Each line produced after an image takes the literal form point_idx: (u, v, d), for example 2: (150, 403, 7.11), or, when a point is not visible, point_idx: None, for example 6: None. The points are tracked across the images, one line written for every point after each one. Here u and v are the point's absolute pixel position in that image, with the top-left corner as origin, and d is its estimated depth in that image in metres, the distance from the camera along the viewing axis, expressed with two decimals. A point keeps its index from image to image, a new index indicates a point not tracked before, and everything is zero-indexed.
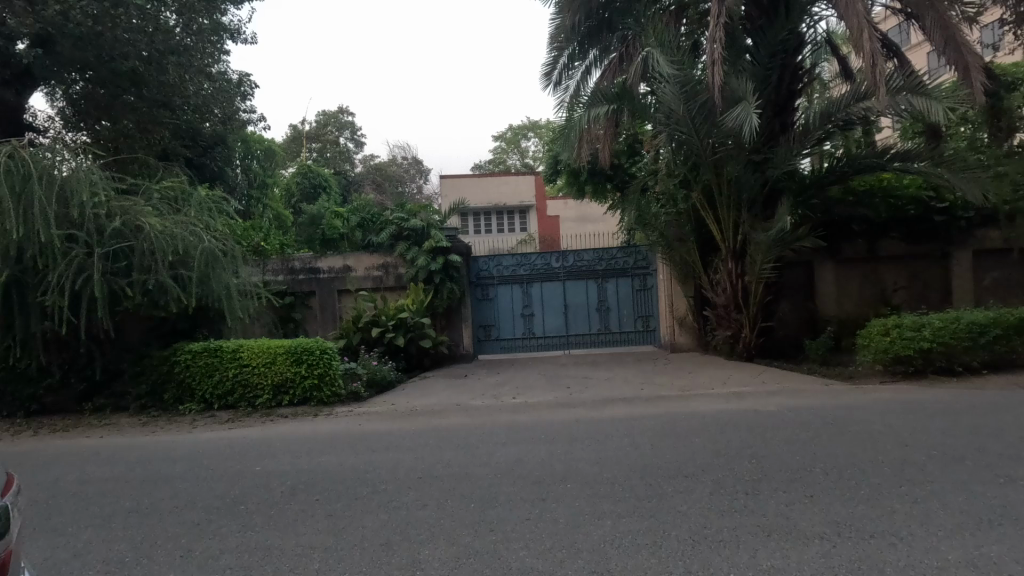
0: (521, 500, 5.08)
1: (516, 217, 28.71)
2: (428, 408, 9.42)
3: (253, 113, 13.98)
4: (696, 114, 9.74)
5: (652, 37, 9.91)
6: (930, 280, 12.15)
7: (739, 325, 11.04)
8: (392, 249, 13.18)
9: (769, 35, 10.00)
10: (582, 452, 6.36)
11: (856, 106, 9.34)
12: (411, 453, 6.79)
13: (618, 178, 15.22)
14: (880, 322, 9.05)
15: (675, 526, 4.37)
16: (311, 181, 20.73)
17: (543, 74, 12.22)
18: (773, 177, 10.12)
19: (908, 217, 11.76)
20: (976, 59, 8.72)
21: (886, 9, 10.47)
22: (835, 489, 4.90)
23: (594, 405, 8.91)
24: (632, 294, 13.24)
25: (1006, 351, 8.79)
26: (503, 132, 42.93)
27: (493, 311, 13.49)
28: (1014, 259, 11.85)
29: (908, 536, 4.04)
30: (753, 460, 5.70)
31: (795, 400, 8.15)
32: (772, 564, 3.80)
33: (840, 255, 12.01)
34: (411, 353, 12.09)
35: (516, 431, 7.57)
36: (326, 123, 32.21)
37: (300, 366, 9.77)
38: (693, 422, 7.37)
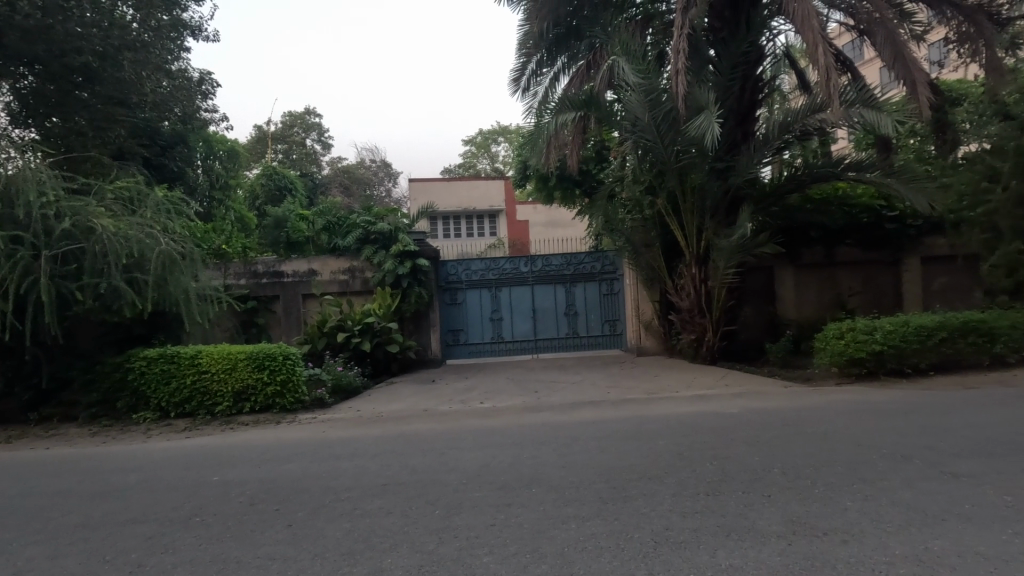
0: (486, 505, 5.07)
1: (485, 222, 28.70)
2: (395, 414, 9.31)
3: (216, 112, 13.63)
4: (660, 123, 9.96)
5: (618, 46, 10.11)
6: (883, 286, 12.66)
7: (703, 329, 11.29)
8: (359, 252, 13.02)
9: (732, 47, 10.30)
10: (549, 457, 6.37)
11: (812, 118, 9.68)
12: (377, 460, 6.71)
13: (586, 184, 15.43)
14: (836, 326, 9.38)
15: (639, 528, 4.42)
16: (276, 183, 20.30)
17: (512, 80, 12.36)
18: (735, 185, 10.39)
19: (862, 225, 12.25)
20: (923, 75, 9.11)
21: (840, 25, 10.90)
22: (793, 488, 5.05)
23: (562, 410, 8.94)
24: (600, 298, 13.38)
25: (951, 353, 9.21)
26: (472, 136, 43.02)
27: (462, 316, 13.44)
28: (959, 266, 12.44)
29: (860, 533, 4.19)
30: (715, 461, 5.83)
31: (756, 403, 8.37)
32: (731, 563, 3.88)
33: (799, 261, 12.41)
34: (378, 359, 11.95)
35: (482, 436, 7.55)
36: (293, 123, 31.63)
37: (262, 372, 9.52)
38: (658, 425, 7.49)
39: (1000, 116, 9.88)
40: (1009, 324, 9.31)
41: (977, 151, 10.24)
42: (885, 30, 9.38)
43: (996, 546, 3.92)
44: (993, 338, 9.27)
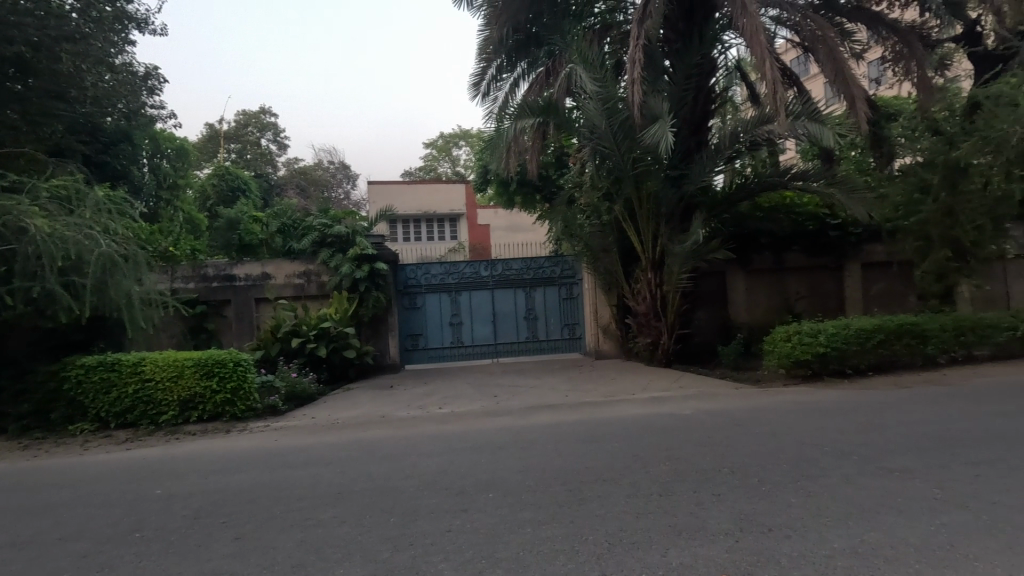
0: (442, 511, 5.03)
1: (446, 226, 28.54)
2: (351, 421, 9.14)
3: (163, 109, 13.08)
4: (616, 131, 10.20)
5: (576, 54, 10.28)
6: (827, 290, 13.29)
7: (659, 332, 11.57)
8: (315, 256, 12.73)
9: (685, 58, 10.59)
10: (506, 461, 6.38)
11: (760, 129, 10.07)
12: (332, 468, 6.56)
13: (546, 189, 15.61)
14: (783, 329, 9.78)
15: (593, 530, 4.49)
16: (229, 184, 19.62)
17: (472, 84, 12.43)
18: (689, 193, 10.70)
19: (807, 233, 12.80)
20: (861, 92, 9.63)
21: (787, 41, 11.37)
22: (740, 487, 5.23)
23: (520, 414, 8.97)
24: (559, 302, 13.51)
25: (887, 354, 9.73)
26: (434, 139, 42.78)
27: (421, 320, 13.32)
28: (895, 271, 13.18)
29: (801, 528, 4.37)
30: (668, 462, 5.98)
31: (707, 404, 8.62)
32: (681, 561, 3.98)
33: (750, 266, 12.87)
34: (335, 364, 11.71)
35: (440, 442, 7.49)
36: (246, 122, 30.61)
37: (211, 379, 9.17)
38: (615, 427, 7.62)
39: (930, 132, 10.52)
40: (940, 326, 9.90)
41: (909, 163, 10.87)
42: (827, 47, 9.85)
43: (924, 537, 4.16)
44: (925, 339, 9.84)
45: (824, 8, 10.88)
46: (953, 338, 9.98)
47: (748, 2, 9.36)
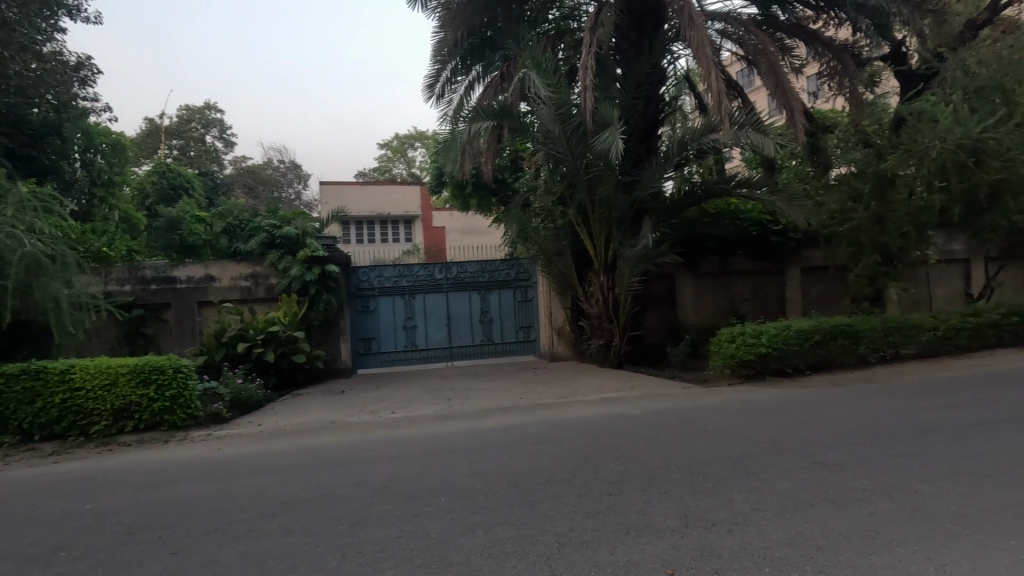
0: (393, 517, 4.96)
1: (400, 228, 28.22)
2: (300, 427, 8.87)
3: (96, 101, 12.38)
4: (569, 136, 10.37)
5: (530, 59, 10.40)
6: (770, 293, 13.89)
7: (611, 334, 11.80)
8: (262, 257, 12.32)
9: (636, 67, 10.86)
10: (458, 465, 6.35)
11: (706, 138, 10.41)
12: (279, 477, 6.36)
13: (502, 192, 15.69)
14: (728, 330, 10.18)
15: (544, 532, 4.52)
16: (170, 181, 18.69)
17: (426, 86, 12.39)
18: (639, 198, 10.97)
19: (751, 238, 13.34)
20: (800, 104, 10.12)
21: (732, 54, 11.83)
22: (686, 484, 5.38)
23: (474, 417, 8.95)
24: (513, 305, 13.55)
25: (824, 354, 10.26)
26: (388, 140, 42.26)
27: (374, 324, 13.10)
28: (831, 275, 13.92)
29: (742, 522, 4.54)
30: (619, 462, 6.11)
31: (657, 404, 8.84)
32: (629, 559, 4.06)
33: (697, 270, 13.30)
34: (283, 369, 11.36)
35: (392, 446, 7.39)
36: (190, 117, 29.20)
37: (148, 387, 8.72)
38: (568, 429, 7.71)
39: (862, 144, 11.18)
40: (870, 327, 10.51)
41: (844, 173, 11.48)
42: (768, 61, 10.32)
43: (854, 526, 4.40)
44: (858, 340, 10.43)
45: (765, 24, 11.36)
46: (882, 338, 10.62)
47: (695, 16, 9.74)
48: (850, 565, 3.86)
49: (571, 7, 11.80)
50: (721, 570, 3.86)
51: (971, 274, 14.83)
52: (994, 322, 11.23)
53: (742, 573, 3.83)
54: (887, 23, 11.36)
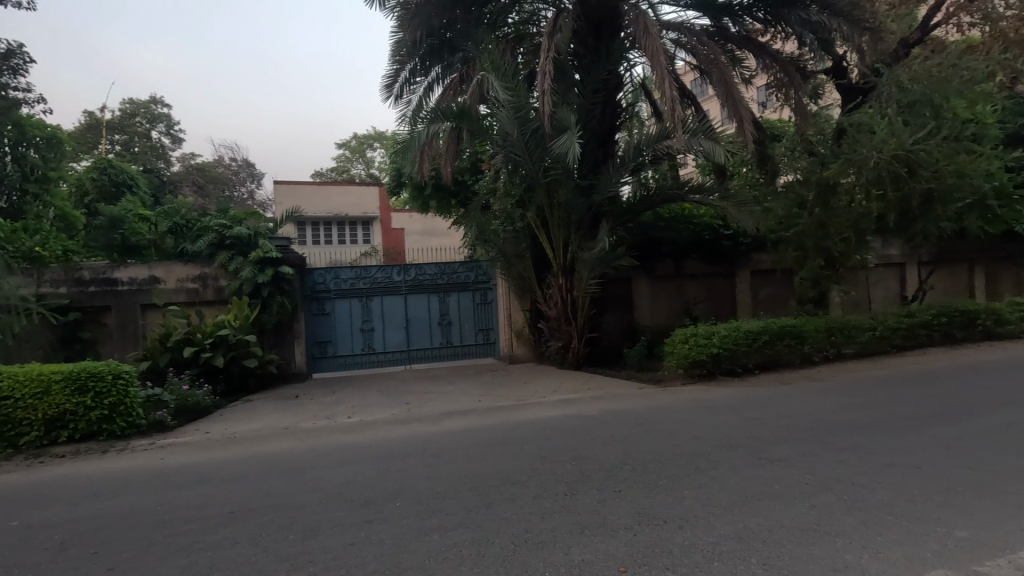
0: (346, 524, 4.86)
1: (358, 229, 27.78)
2: (250, 434, 8.58)
3: (28, 92, 11.67)
4: (528, 140, 10.45)
5: (488, 62, 10.44)
6: (722, 295, 14.33)
7: (569, 336, 11.93)
8: (211, 258, 11.87)
9: (593, 73, 11.03)
10: (416, 469, 6.28)
11: (660, 144, 10.66)
12: (227, 486, 6.13)
13: (462, 194, 15.67)
14: (682, 331, 10.45)
15: (499, 534, 4.53)
16: (112, 178, 17.78)
17: (384, 86, 12.28)
18: (597, 202, 11.15)
19: (704, 242, 13.76)
20: (748, 113, 10.50)
21: (687, 63, 12.18)
22: (639, 482, 5.49)
23: (432, 420, 8.89)
24: (473, 307, 13.52)
25: (772, 354, 10.67)
26: (347, 140, 41.58)
27: (330, 327, 12.81)
28: (778, 278, 14.52)
29: (693, 517, 4.68)
30: (575, 462, 6.18)
31: (613, 405, 8.99)
32: (583, 558, 4.11)
33: (653, 273, 13.61)
34: (233, 374, 10.98)
35: (347, 452, 7.24)
36: (134, 111, 27.88)
37: (85, 395, 8.25)
38: (526, 430, 7.73)
39: (807, 153, 11.69)
40: (814, 327, 11.00)
41: (790, 180, 11.96)
42: (719, 72, 10.67)
43: (797, 518, 4.60)
44: (803, 340, 10.90)
45: (717, 35, 11.75)
46: (825, 338, 11.12)
47: (650, 25, 9.98)
48: (792, 557, 4.02)
49: (530, 11, 11.87)
50: (671, 566, 3.96)
51: (907, 278, 15.74)
52: (926, 322, 11.95)
53: (691, 568, 3.94)
54: (829, 38, 11.98)
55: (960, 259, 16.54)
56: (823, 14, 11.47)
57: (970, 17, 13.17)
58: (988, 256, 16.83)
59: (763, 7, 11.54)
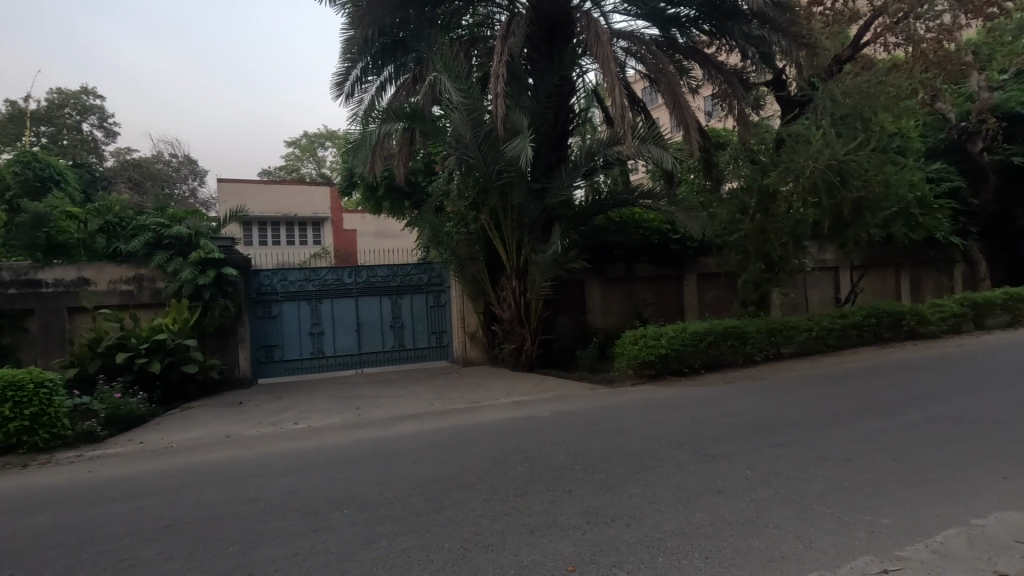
0: (291, 533, 4.72)
1: (308, 230, 27.07)
2: (189, 443, 8.19)
3: None
4: (481, 142, 10.46)
5: (442, 63, 10.41)
6: (670, 298, 14.76)
7: (522, 338, 12.00)
8: (148, 259, 11.28)
9: (546, 78, 11.14)
10: (365, 475, 6.14)
11: (611, 150, 10.86)
12: (162, 498, 5.82)
13: (415, 196, 15.55)
14: (632, 333, 10.69)
15: (449, 537, 4.49)
16: (37, 173, 16.62)
17: (335, 84, 12.07)
18: (550, 206, 11.27)
19: (654, 246, 14.14)
20: (695, 121, 10.86)
21: (637, 71, 12.48)
22: (588, 482, 5.57)
23: (383, 424, 8.73)
24: (426, 310, 13.37)
25: (716, 354, 11.06)
26: (296, 138, 40.44)
27: (276, 330, 12.39)
28: (723, 281, 15.09)
29: (639, 515, 4.78)
30: (525, 463, 6.20)
31: (565, 405, 9.10)
32: (532, 559, 4.13)
33: (605, 275, 13.85)
34: (171, 381, 10.45)
35: (293, 459, 7.02)
36: (62, 102, 26.17)
37: (2, 405, 7.64)
38: (478, 433, 7.72)
39: (749, 161, 12.19)
40: (756, 328, 11.49)
41: (734, 187, 12.45)
42: (668, 80, 10.99)
43: (737, 512, 4.78)
44: (745, 340, 11.35)
45: (666, 45, 12.13)
46: (766, 338, 11.62)
47: (601, 33, 10.18)
48: (733, 550, 4.16)
49: (484, 14, 11.90)
50: (618, 564, 4.03)
51: (840, 281, 16.69)
52: (857, 323, 12.68)
53: (638, 564, 4.02)
54: (769, 52, 12.56)
55: (888, 264, 17.66)
56: (763, 29, 12.01)
57: (894, 37, 13.97)
58: (912, 261, 18.04)
59: (708, 19, 12.00)
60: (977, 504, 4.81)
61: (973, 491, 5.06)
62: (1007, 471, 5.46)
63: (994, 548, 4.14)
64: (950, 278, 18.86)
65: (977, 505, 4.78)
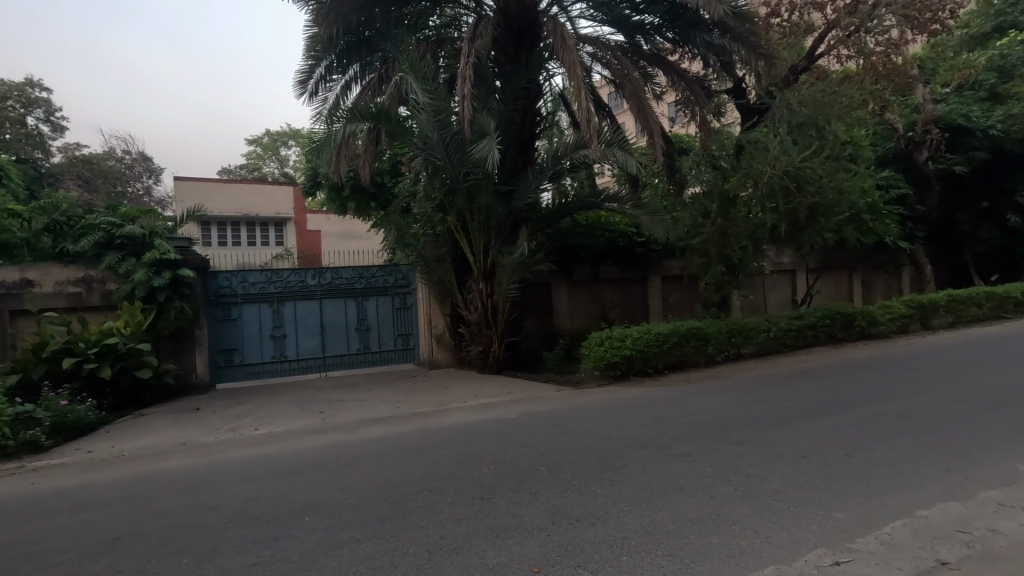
0: (249, 543, 4.58)
1: (270, 230, 26.44)
2: (141, 452, 7.87)
3: None
4: (448, 144, 10.43)
5: (408, 63, 10.35)
6: (636, 300, 15.01)
7: (489, 340, 11.99)
8: (98, 260, 10.82)
9: (513, 81, 11.17)
10: (328, 480, 6.02)
11: (577, 153, 10.96)
12: (112, 510, 5.58)
13: (381, 197, 15.38)
14: (598, 334, 10.83)
15: (413, 542, 4.45)
16: None
17: (298, 82, 11.85)
18: (517, 208, 11.31)
19: (619, 249, 14.35)
20: (659, 126, 11.05)
21: (603, 77, 12.66)
22: (554, 483, 5.60)
23: (347, 428, 8.59)
24: (392, 312, 13.21)
25: (679, 355, 11.30)
26: (259, 136, 39.49)
27: (236, 333, 12.04)
28: (686, 283, 15.44)
29: (604, 515, 4.82)
30: (491, 466, 6.20)
31: (532, 407, 9.13)
32: (498, 561, 4.13)
33: (572, 277, 13.98)
34: (123, 387, 10.03)
35: (253, 466, 6.83)
36: (5, 93, 24.81)
37: None
38: (444, 435, 7.67)
39: (711, 166, 12.50)
40: (717, 329, 11.78)
41: (696, 192, 12.74)
42: (632, 86, 11.18)
43: (699, 509, 4.90)
44: (707, 341, 11.63)
45: (631, 52, 12.35)
46: (727, 339, 11.93)
47: (567, 38, 10.28)
48: (694, 547, 4.26)
49: (451, 16, 11.86)
50: (583, 564, 4.06)
51: (796, 283, 17.30)
52: (813, 324, 13.15)
53: (602, 564, 4.06)
54: (729, 60, 12.89)
55: (841, 267, 18.41)
56: (724, 39, 12.33)
57: (847, 50, 14.48)
58: (864, 264, 18.84)
59: (671, 27, 12.28)
60: (922, 496, 5.05)
61: (918, 484, 5.31)
62: (949, 464, 5.76)
63: (937, 538, 4.35)
64: (899, 281, 19.77)
65: (921, 497, 5.03)
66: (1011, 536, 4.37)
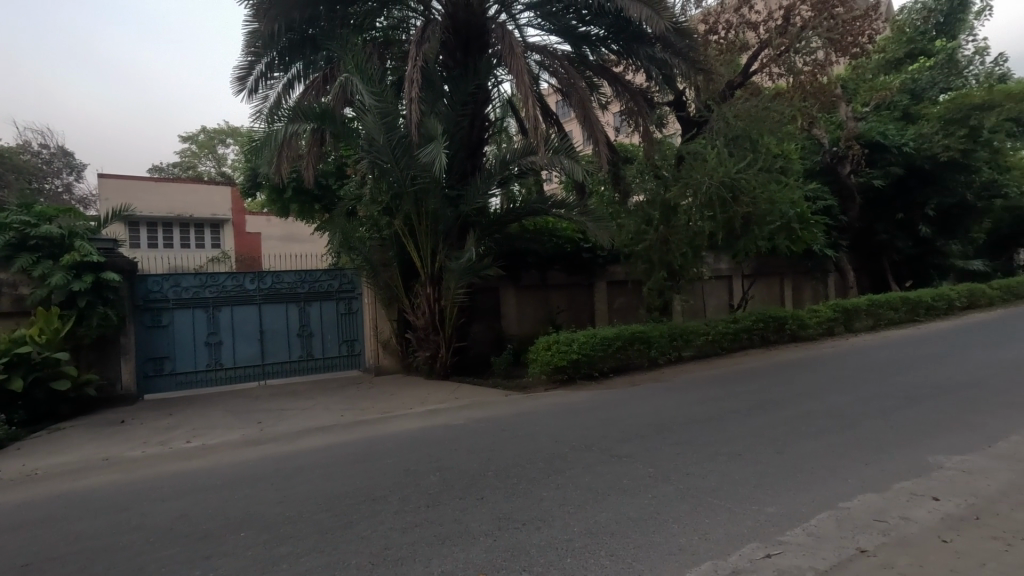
0: (179, 563, 4.33)
1: (206, 232, 25.24)
2: (58, 469, 7.30)
3: None
4: (395, 147, 10.31)
5: (353, 63, 10.16)
6: (582, 304, 15.30)
7: (437, 346, 11.88)
8: (10, 262, 9.98)
9: (461, 85, 11.18)
10: (266, 493, 5.79)
11: (525, 159, 11.07)
12: (20, 534, 5.13)
13: (326, 198, 14.99)
14: (545, 339, 10.96)
15: (355, 554, 4.34)
16: None
17: (237, 79, 11.41)
18: (464, 213, 11.31)
19: (566, 255, 14.59)
20: (603, 134, 11.34)
21: (551, 86, 12.89)
22: (501, 488, 5.60)
23: (287, 439, 8.27)
24: (336, 318, 12.86)
25: (624, 358, 11.58)
26: (194, 133, 37.62)
27: (167, 341, 11.39)
28: (630, 288, 15.86)
29: (550, 518, 4.87)
30: (437, 472, 6.14)
31: (479, 412, 9.11)
32: (442, 569, 4.10)
33: (519, 282, 14.09)
34: (37, 399, 9.29)
35: (184, 481, 6.47)
36: None
37: None
38: (390, 443, 7.52)
39: (654, 176, 12.93)
40: (659, 332, 12.17)
41: (640, 200, 13.14)
42: (579, 95, 11.42)
43: (641, 509, 5.03)
44: (650, 344, 11.99)
45: (578, 62, 12.63)
46: (668, 342, 12.34)
47: (515, 46, 10.40)
48: (636, 546, 4.37)
49: (399, 18, 11.75)
50: (528, 567, 4.09)
51: (733, 289, 18.11)
52: (747, 327, 13.80)
53: (547, 567, 4.10)
54: (671, 74, 13.36)
55: (773, 273, 19.46)
56: (666, 53, 12.75)
57: (778, 68, 15.35)
58: (794, 271, 19.96)
59: (616, 40, 12.61)
60: (844, 489, 5.39)
61: (840, 478, 5.66)
62: (868, 458, 6.16)
63: (857, 528, 4.65)
64: (825, 287, 21.06)
65: (844, 490, 5.37)
66: (921, 524, 4.73)
